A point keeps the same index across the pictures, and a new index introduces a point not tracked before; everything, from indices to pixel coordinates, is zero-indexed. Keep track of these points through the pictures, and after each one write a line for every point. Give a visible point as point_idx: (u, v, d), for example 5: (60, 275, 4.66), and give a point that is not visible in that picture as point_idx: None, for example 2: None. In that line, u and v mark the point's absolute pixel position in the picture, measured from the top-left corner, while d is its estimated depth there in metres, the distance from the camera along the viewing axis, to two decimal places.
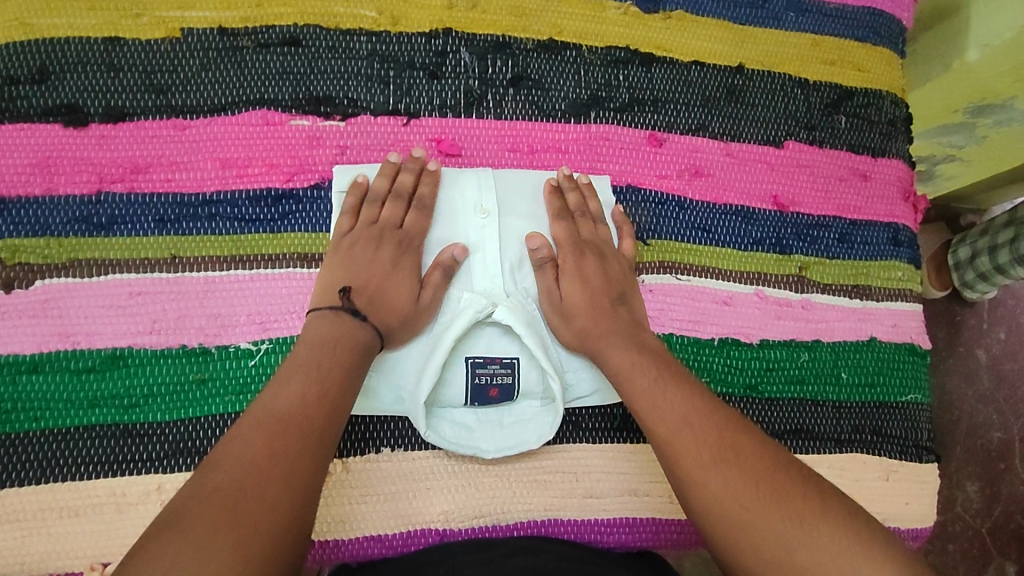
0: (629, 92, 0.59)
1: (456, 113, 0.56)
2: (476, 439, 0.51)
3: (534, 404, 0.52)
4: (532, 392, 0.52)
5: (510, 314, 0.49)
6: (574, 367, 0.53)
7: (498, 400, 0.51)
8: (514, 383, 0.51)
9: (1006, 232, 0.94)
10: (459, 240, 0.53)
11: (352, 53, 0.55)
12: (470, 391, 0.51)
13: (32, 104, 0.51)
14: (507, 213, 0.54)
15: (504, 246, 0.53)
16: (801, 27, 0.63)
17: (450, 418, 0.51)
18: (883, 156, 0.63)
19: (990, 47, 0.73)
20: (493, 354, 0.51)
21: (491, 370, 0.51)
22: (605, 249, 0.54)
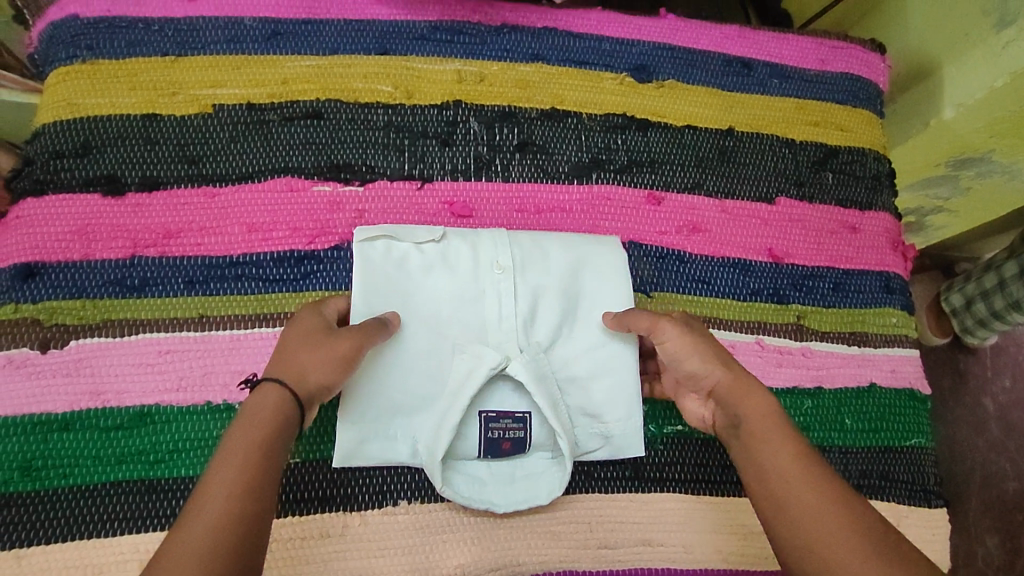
0: (627, 155, 0.63)
1: (467, 178, 0.60)
2: (489, 492, 0.52)
3: (545, 457, 0.54)
4: (543, 444, 0.53)
5: (523, 370, 0.51)
6: (586, 423, 0.55)
7: (510, 453, 0.53)
8: (526, 437, 0.52)
9: (992, 277, 0.97)
10: (473, 295, 0.55)
11: (370, 124, 0.59)
12: (485, 446, 0.52)
13: (74, 176, 0.55)
14: (522, 269, 0.55)
15: (517, 300, 0.54)
16: (785, 92, 0.68)
17: (466, 472, 0.52)
18: (870, 209, 0.67)
19: (963, 106, 0.78)
20: (506, 409, 0.52)
21: (504, 424, 0.52)
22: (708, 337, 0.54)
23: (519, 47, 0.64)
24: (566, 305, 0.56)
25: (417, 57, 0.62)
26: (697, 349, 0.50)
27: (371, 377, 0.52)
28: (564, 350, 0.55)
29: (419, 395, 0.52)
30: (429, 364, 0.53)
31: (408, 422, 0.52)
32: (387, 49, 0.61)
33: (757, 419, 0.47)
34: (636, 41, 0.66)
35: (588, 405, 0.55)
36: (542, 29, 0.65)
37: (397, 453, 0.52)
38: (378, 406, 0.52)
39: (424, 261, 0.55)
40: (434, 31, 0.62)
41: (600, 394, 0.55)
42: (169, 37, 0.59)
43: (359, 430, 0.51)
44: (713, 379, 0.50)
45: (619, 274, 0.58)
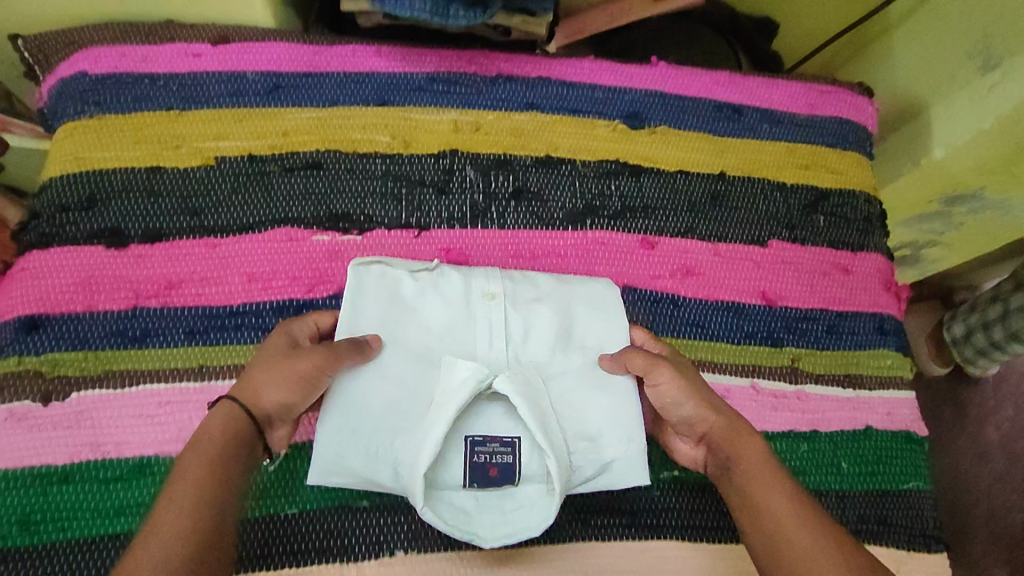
0: (621, 201, 0.64)
1: (463, 225, 0.61)
2: (474, 523, 0.49)
3: (536, 486, 0.51)
4: (533, 474, 0.52)
5: (509, 383, 0.51)
6: (579, 450, 0.52)
7: (499, 481, 0.51)
8: (513, 462, 0.51)
9: (995, 308, 0.98)
10: (466, 321, 0.56)
11: (368, 173, 0.61)
12: (472, 471, 0.51)
13: (79, 229, 0.56)
14: (513, 297, 0.56)
15: (508, 325, 0.55)
16: (776, 136, 0.69)
17: (451, 502, 0.50)
18: (862, 250, 0.68)
19: (953, 146, 0.79)
20: (492, 434, 0.52)
21: (490, 449, 0.52)
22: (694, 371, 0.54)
23: (514, 96, 0.65)
24: (560, 331, 0.56)
25: (414, 107, 0.63)
26: (693, 395, 0.51)
27: (357, 399, 0.51)
28: (558, 374, 0.55)
29: (406, 416, 0.51)
30: (418, 386, 0.53)
31: (393, 441, 0.50)
32: (386, 100, 0.63)
33: (753, 462, 0.48)
34: (628, 89, 0.68)
35: (584, 428, 0.53)
36: (536, 78, 0.66)
37: (380, 477, 0.50)
38: (362, 427, 0.50)
39: (417, 286, 0.56)
40: (431, 82, 0.64)
41: (595, 420, 0.54)
42: (174, 91, 0.61)
43: (342, 449, 0.50)
44: (709, 426, 0.50)
45: (614, 304, 0.59)
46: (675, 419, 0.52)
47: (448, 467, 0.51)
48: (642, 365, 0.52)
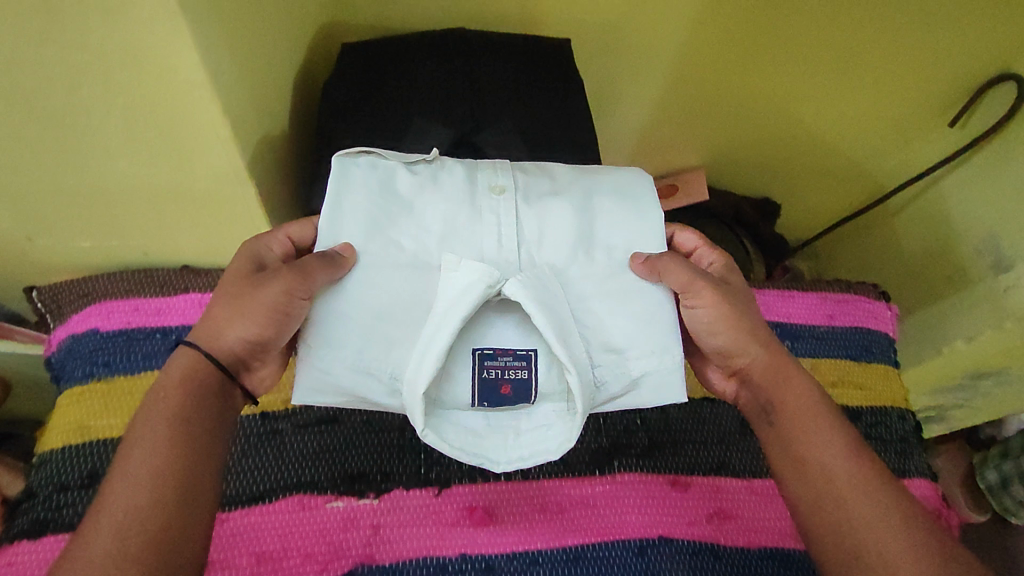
0: (648, 437, 0.62)
1: (486, 477, 0.58)
2: (485, 448, 0.44)
3: (554, 408, 0.45)
4: (551, 391, 0.46)
5: (519, 288, 0.44)
6: (604, 361, 0.47)
7: (513, 401, 0.45)
8: (530, 379, 0.46)
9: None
10: (472, 215, 0.49)
11: (386, 424, 0.59)
12: (481, 389, 0.45)
13: (79, 511, 0.53)
14: (524, 191, 0.50)
15: (522, 223, 0.49)
16: (798, 352, 0.68)
17: (459, 421, 0.44)
18: (905, 475, 0.65)
19: (976, 339, 0.77)
20: (504, 346, 0.46)
21: (503, 364, 0.46)
22: (732, 286, 0.52)
23: None
24: (580, 227, 0.50)
25: None
26: (735, 325, 0.49)
27: (350, 296, 0.46)
28: (580, 271, 0.49)
29: (403, 325, 0.46)
30: (416, 288, 0.47)
31: (389, 355, 0.45)
32: None
33: (801, 406, 0.47)
34: None
35: (609, 337, 0.48)
36: None
37: (378, 393, 0.45)
38: (354, 329, 0.45)
39: (412, 180, 0.50)
40: None
41: (621, 324, 0.48)
42: None
43: (332, 358, 0.45)
44: (750, 360, 0.50)
45: (648, 202, 0.52)
46: (711, 349, 0.51)
47: (454, 382, 0.45)
48: (682, 281, 0.48)
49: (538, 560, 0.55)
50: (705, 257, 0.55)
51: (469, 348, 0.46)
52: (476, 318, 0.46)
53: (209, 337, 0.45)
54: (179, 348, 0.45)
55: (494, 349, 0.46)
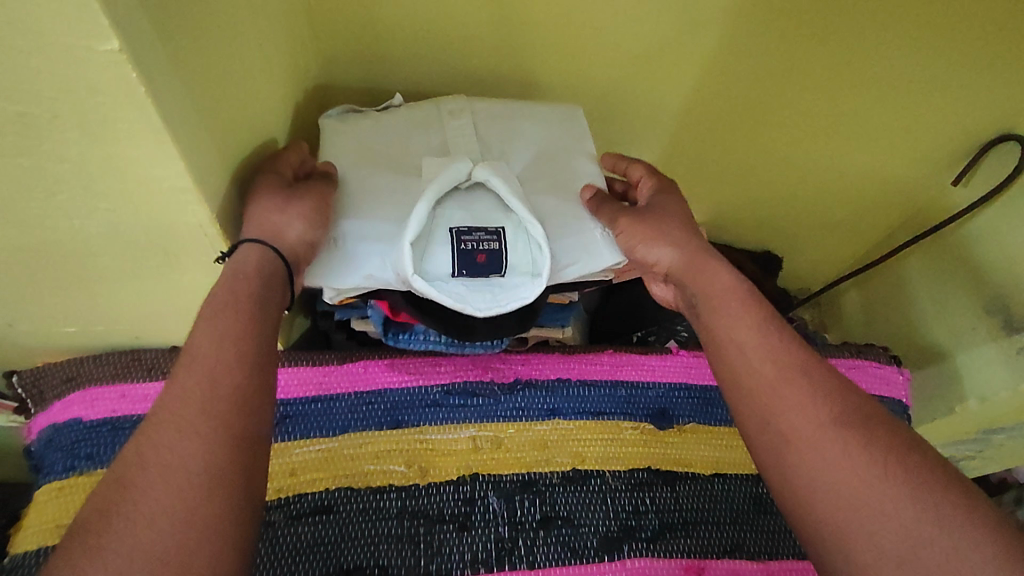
0: (658, 517, 0.59)
1: (488, 567, 0.55)
2: (468, 301, 0.53)
3: (522, 273, 0.54)
4: (518, 261, 0.54)
5: (487, 172, 0.55)
6: (559, 237, 0.56)
7: (487, 267, 0.54)
8: (500, 249, 0.54)
9: None
10: (442, 140, 0.60)
11: (383, 511, 0.56)
12: (458, 259, 0.53)
13: None
14: (479, 114, 0.62)
15: (479, 137, 0.61)
16: None
17: (444, 286, 0.52)
18: None
19: (988, 399, 0.76)
20: (477, 223, 0.54)
21: (477, 238, 0.54)
22: (654, 203, 0.57)
23: (534, 404, 0.63)
24: (527, 139, 0.62)
25: (429, 427, 0.61)
26: (648, 237, 0.54)
27: (345, 207, 0.55)
28: (532, 177, 0.60)
29: (391, 218, 0.55)
30: (399, 197, 0.56)
31: (382, 241, 0.54)
32: (400, 420, 0.61)
33: (717, 284, 0.51)
34: (651, 383, 0.66)
35: (562, 217, 0.57)
36: (557, 381, 0.64)
37: (375, 270, 0.53)
38: (350, 229, 0.54)
39: (389, 114, 0.62)
40: (447, 395, 0.62)
41: (571, 210, 0.58)
42: None
43: (333, 250, 0.53)
44: (669, 262, 0.53)
45: (580, 126, 0.64)
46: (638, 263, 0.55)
47: (436, 257, 0.53)
48: (606, 220, 0.56)
49: None
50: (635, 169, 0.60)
51: (446, 229, 0.54)
52: (445, 211, 0.55)
53: (270, 236, 0.46)
54: (240, 245, 0.45)
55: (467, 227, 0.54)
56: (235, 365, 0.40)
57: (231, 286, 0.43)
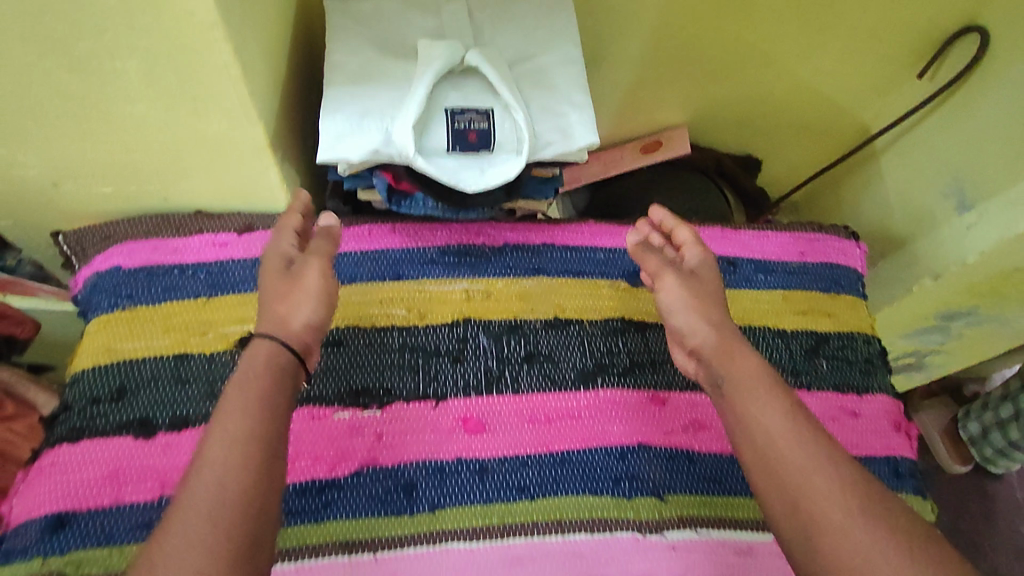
0: (628, 358, 0.67)
1: (478, 392, 0.63)
2: (457, 175, 0.56)
3: (508, 151, 0.57)
4: (505, 140, 0.57)
5: (478, 57, 0.57)
6: (543, 120, 0.59)
7: (476, 145, 0.57)
8: (489, 129, 0.57)
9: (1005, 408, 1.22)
10: (435, 22, 0.61)
11: (386, 347, 0.64)
12: (451, 136, 0.56)
13: (109, 420, 0.58)
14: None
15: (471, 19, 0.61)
16: (771, 285, 0.73)
17: (436, 161, 0.56)
18: (867, 392, 0.69)
19: (940, 276, 0.82)
20: (469, 104, 0.57)
21: (468, 118, 0.57)
22: (695, 272, 0.60)
23: (520, 263, 0.70)
24: (519, 23, 0.62)
25: (427, 280, 0.68)
26: (688, 309, 0.57)
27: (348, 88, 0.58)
28: (521, 62, 0.61)
29: (389, 97, 0.57)
30: (395, 77, 0.58)
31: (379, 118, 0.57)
32: (400, 274, 0.68)
33: (746, 364, 0.53)
34: (627, 249, 0.73)
35: (547, 102, 0.59)
36: (541, 245, 0.71)
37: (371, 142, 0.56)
38: (350, 107, 0.57)
39: None
40: (443, 255, 0.69)
41: (555, 93, 0.60)
42: (202, 279, 0.65)
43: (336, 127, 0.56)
44: (701, 339, 0.56)
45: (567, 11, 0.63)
46: (674, 330, 0.58)
47: (432, 132, 0.56)
48: (653, 270, 0.60)
49: (527, 462, 0.61)
50: (681, 230, 0.63)
51: (441, 108, 0.57)
52: (442, 91, 0.57)
53: (278, 326, 0.51)
54: (252, 342, 0.50)
55: (459, 107, 0.57)
56: (248, 457, 0.43)
57: (243, 390, 0.47)
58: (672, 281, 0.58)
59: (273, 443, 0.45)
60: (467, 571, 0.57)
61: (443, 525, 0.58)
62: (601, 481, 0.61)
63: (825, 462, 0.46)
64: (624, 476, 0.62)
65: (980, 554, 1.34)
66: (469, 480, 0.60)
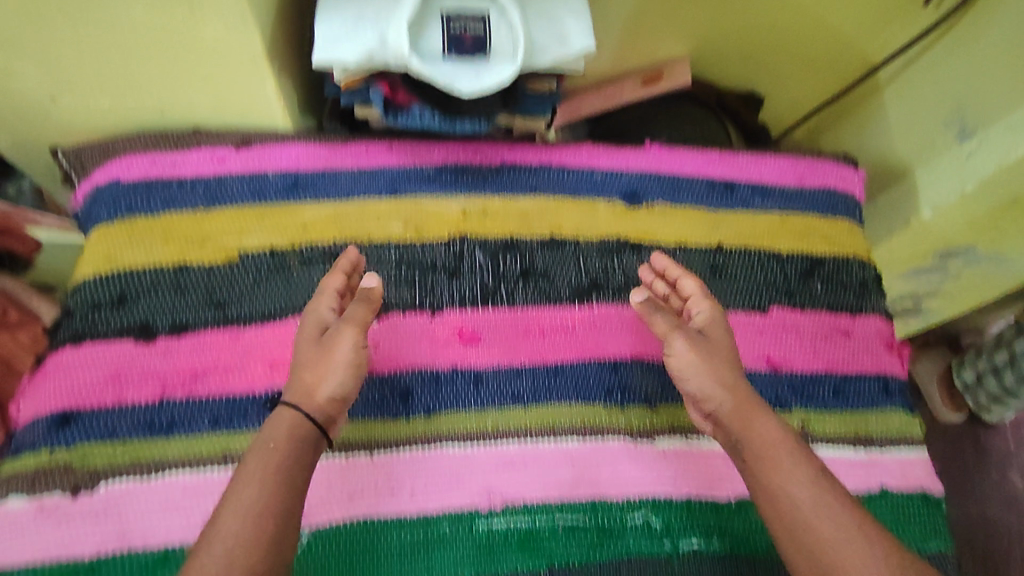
0: (623, 276, 0.67)
1: (474, 306, 0.64)
2: (452, 80, 0.56)
3: (504, 58, 0.57)
4: (501, 45, 0.57)
5: None
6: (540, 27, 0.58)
7: (473, 50, 0.56)
8: (486, 35, 0.57)
9: (1001, 355, 1.20)
10: None
11: (383, 261, 0.65)
12: (448, 41, 0.56)
13: (110, 326, 0.59)
14: None
15: None
16: (768, 208, 0.73)
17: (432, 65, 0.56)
18: (860, 312, 0.70)
19: (940, 208, 0.82)
20: (466, 9, 0.57)
21: (464, 24, 0.57)
22: (706, 328, 0.57)
23: (517, 183, 0.70)
24: None
25: (424, 197, 0.68)
26: (701, 373, 0.54)
27: None
28: None
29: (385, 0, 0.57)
30: None
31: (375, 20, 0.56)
32: (397, 192, 0.68)
33: (763, 426, 0.51)
34: (625, 171, 0.72)
35: (544, 10, 0.59)
36: (538, 165, 0.71)
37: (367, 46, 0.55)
38: (347, 11, 0.57)
39: None
40: (440, 173, 0.69)
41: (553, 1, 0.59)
42: (200, 193, 0.65)
43: (333, 31, 0.56)
44: (717, 404, 0.53)
45: None
46: (688, 395, 0.56)
47: (428, 36, 0.56)
48: (662, 332, 0.57)
49: (521, 373, 0.62)
50: (686, 283, 0.61)
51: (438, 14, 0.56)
52: None
53: (302, 397, 0.50)
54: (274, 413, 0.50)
55: (456, 12, 0.56)
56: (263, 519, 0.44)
57: (260, 458, 0.46)
58: (681, 340, 0.55)
59: (290, 494, 0.46)
60: (461, 473, 0.58)
61: (439, 429, 0.59)
62: (595, 392, 0.62)
63: (845, 512, 0.46)
64: (616, 387, 0.63)
65: (969, 505, 1.30)
66: (464, 388, 0.61)
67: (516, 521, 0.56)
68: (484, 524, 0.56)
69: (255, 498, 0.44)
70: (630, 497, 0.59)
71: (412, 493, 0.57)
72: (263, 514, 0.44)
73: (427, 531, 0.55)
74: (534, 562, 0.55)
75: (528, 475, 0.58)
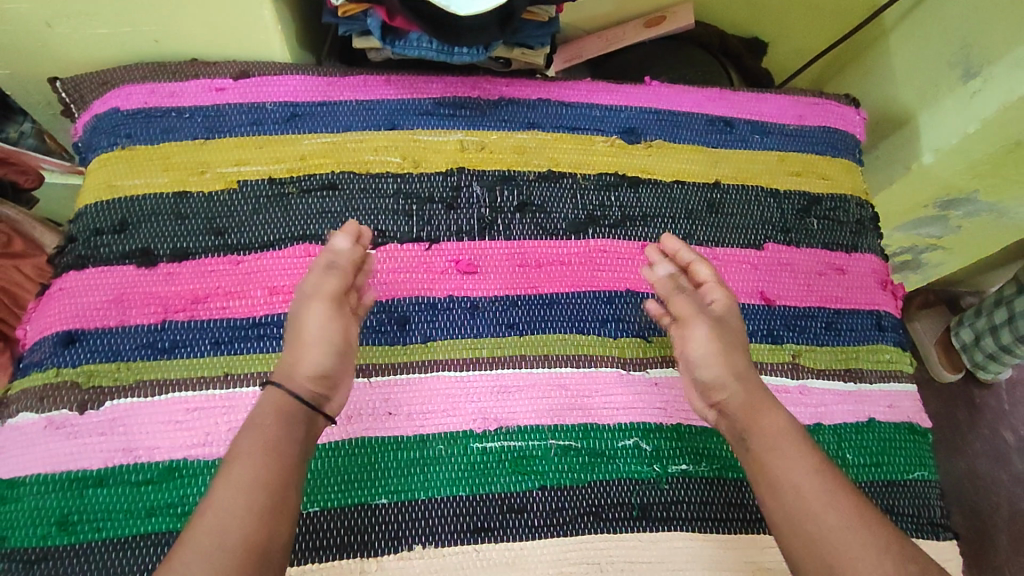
0: (620, 211, 0.68)
1: (471, 237, 0.64)
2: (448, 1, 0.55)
3: None
4: None
5: None
6: None
7: None
8: None
9: (1001, 313, 1.19)
10: None
11: (381, 192, 0.65)
12: None
13: (113, 251, 0.60)
14: None
15: None
16: (767, 146, 0.72)
17: None
18: (856, 250, 0.70)
19: (941, 152, 0.81)
20: None
21: None
22: (718, 317, 0.58)
23: (516, 118, 0.70)
24: None
25: (422, 130, 0.68)
26: (712, 357, 0.55)
27: None
28: None
29: None
30: None
31: None
32: (395, 124, 0.68)
33: (772, 418, 0.52)
34: (624, 107, 0.72)
35: None
36: (536, 100, 0.71)
37: None
38: None
39: None
40: (438, 106, 0.69)
41: None
42: (199, 122, 0.65)
43: None
44: (728, 391, 0.54)
45: None
46: (697, 381, 0.56)
47: None
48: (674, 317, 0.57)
49: (517, 302, 0.63)
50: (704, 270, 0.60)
51: None
52: None
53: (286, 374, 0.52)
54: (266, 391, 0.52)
55: None
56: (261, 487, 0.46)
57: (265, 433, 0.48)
58: (704, 326, 0.56)
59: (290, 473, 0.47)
60: (456, 396, 0.59)
61: (435, 355, 0.60)
62: (589, 322, 0.63)
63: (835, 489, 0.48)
64: (611, 318, 0.64)
65: (961, 462, 1.30)
66: (460, 316, 0.62)
67: (509, 444, 0.58)
68: (478, 444, 0.58)
69: (253, 470, 0.46)
70: (621, 423, 0.60)
71: (409, 414, 0.58)
72: (261, 487, 0.46)
73: (422, 450, 0.57)
74: (526, 481, 0.57)
75: (523, 400, 0.59)
